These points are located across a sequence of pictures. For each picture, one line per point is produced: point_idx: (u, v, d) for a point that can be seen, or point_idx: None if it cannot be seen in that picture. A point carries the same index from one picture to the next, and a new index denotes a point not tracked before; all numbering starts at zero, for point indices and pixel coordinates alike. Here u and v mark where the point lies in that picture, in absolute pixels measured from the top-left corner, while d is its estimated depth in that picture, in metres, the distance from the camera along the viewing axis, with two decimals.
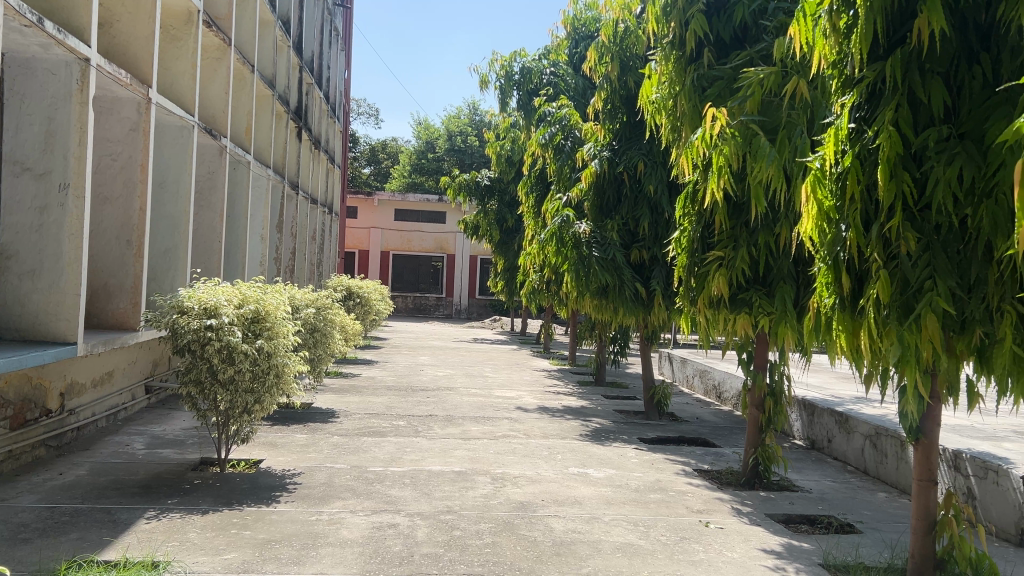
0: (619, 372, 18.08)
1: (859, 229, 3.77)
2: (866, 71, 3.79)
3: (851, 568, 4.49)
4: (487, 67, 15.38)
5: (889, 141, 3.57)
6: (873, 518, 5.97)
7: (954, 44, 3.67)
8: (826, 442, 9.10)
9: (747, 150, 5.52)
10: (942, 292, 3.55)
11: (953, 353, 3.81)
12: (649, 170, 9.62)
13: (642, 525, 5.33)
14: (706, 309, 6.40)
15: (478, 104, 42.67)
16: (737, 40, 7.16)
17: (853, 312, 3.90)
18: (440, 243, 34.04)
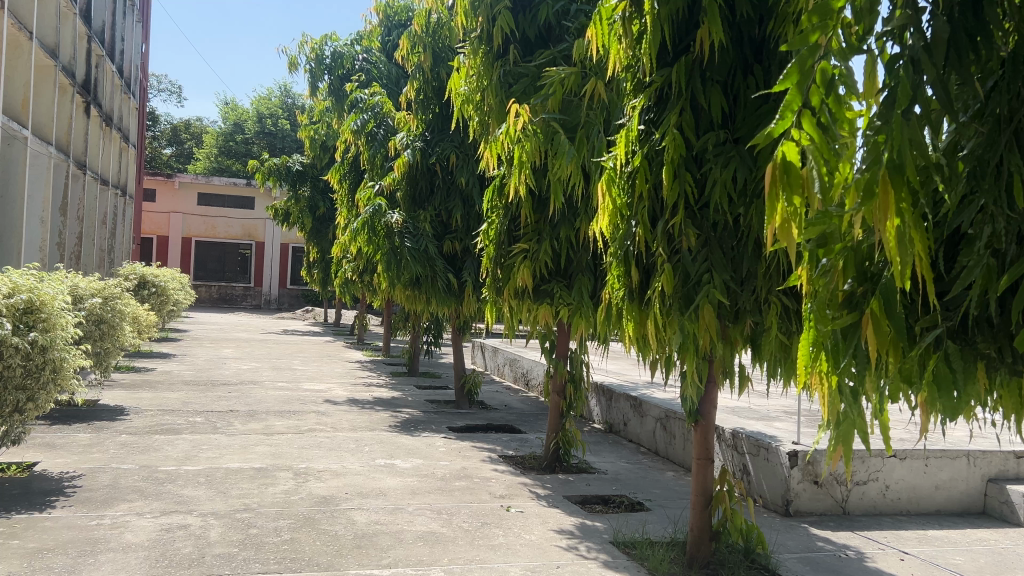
0: (432, 362, 18.17)
1: (647, 225, 4.00)
2: (655, 76, 4.02)
3: (638, 544, 4.77)
4: (297, 49, 14.88)
5: (674, 144, 3.80)
6: (660, 496, 6.38)
7: (731, 56, 3.98)
8: (622, 425, 9.60)
9: (548, 147, 5.72)
10: (717, 285, 3.88)
11: (728, 341, 4.19)
12: (461, 163, 9.74)
13: (444, 513, 5.39)
14: (511, 300, 6.57)
15: (290, 87, 41.28)
16: (541, 39, 7.35)
17: (639, 304, 4.12)
18: (247, 230, 32.64)
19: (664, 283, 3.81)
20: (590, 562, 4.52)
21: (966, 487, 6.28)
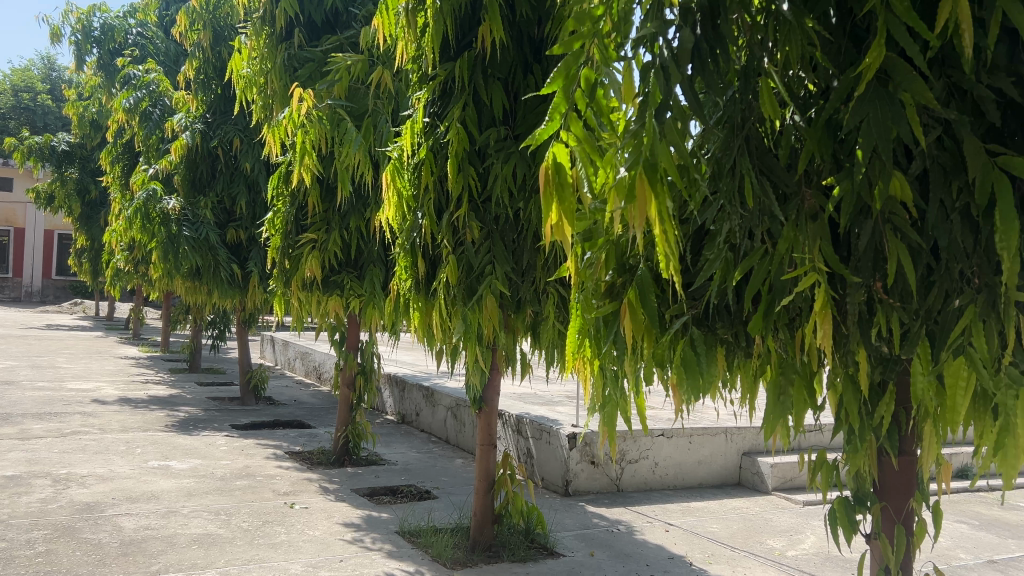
0: (217, 357, 17.30)
1: (432, 217, 4.02)
2: (438, 70, 4.06)
3: (423, 532, 4.82)
4: (60, 18, 13.61)
5: (458, 138, 3.86)
6: (447, 483, 6.48)
7: (511, 54, 4.11)
8: (414, 416, 9.65)
9: (335, 135, 5.62)
10: (499, 276, 3.99)
11: (511, 331, 4.35)
12: (245, 148, 9.32)
13: (223, 514, 5.18)
14: (298, 291, 6.41)
15: (55, 59, 37.67)
16: (328, 24, 7.20)
17: (425, 294, 4.14)
18: (4, 215, 29.37)
19: (449, 274, 3.86)
20: (374, 553, 4.52)
21: (724, 461, 6.87)
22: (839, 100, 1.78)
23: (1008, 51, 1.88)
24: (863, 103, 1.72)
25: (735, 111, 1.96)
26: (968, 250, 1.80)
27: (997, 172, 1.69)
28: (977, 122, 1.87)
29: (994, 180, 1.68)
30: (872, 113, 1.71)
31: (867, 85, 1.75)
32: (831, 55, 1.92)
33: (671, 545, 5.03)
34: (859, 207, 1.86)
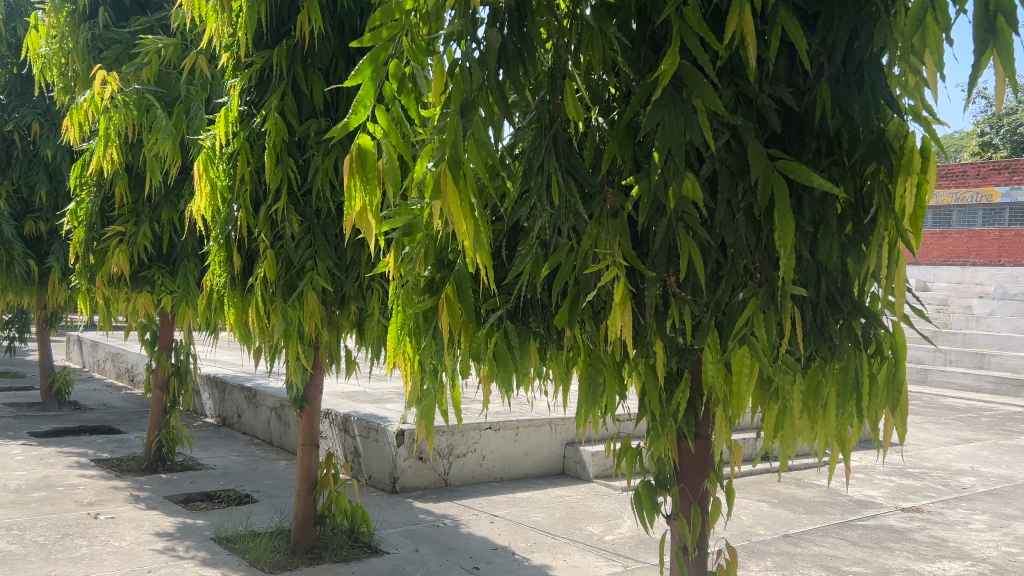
0: (15, 360, 15.88)
1: (248, 210, 3.87)
2: (255, 58, 3.91)
3: (240, 538, 4.65)
4: None
5: (276, 128, 3.74)
6: (269, 486, 6.28)
7: (332, 45, 4.02)
8: (235, 418, 9.27)
9: (143, 123, 5.29)
10: (320, 272, 3.90)
11: (336, 327, 4.27)
12: (46, 133, 8.58)
13: (15, 529, 4.78)
14: (104, 288, 6.00)
15: None
16: (138, 4, 6.77)
17: (242, 290, 3.98)
18: None
19: (267, 270, 3.73)
20: (186, 562, 4.32)
21: (549, 451, 7.06)
22: (638, 105, 1.87)
23: (786, 64, 2.06)
24: (659, 108, 1.82)
25: (542, 110, 2.02)
26: (751, 247, 1.96)
27: (777, 175, 1.84)
28: (761, 128, 2.03)
29: (774, 182, 1.82)
30: (666, 118, 1.81)
31: (663, 90, 1.85)
32: (632, 61, 2.01)
33: (496, 536, 5.12)
34: (655, 206, 1.98)
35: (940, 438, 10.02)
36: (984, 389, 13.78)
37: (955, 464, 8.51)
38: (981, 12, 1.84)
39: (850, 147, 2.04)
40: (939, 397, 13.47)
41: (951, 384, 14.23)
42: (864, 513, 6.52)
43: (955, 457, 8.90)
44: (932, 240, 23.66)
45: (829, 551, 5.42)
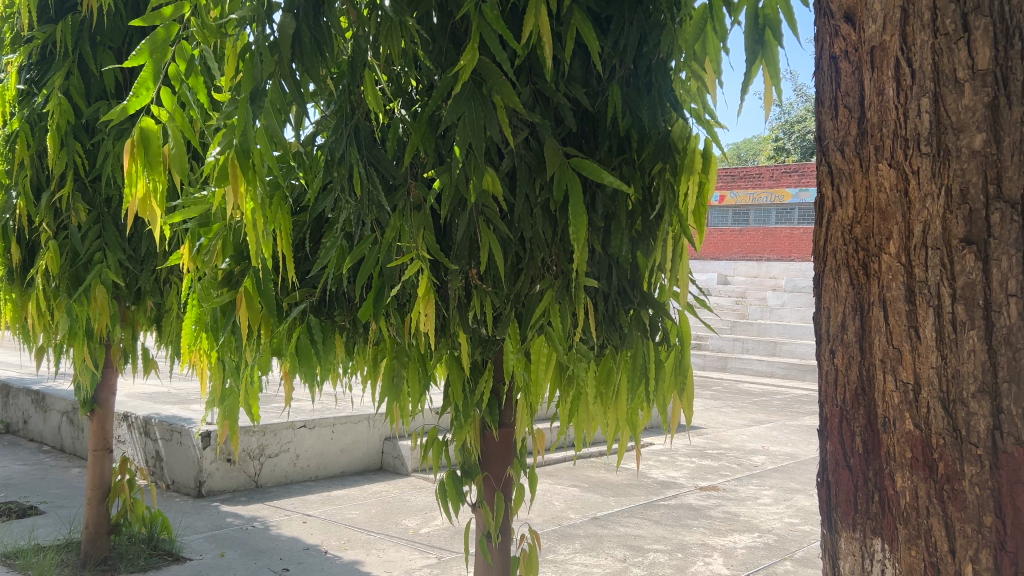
0: None
1: (28, 197, 3.55)
2: (35, 32, 3.59)
3: (21, 553, 4.29)
4: None
5: (59, 109, 3.43)
6: (58, 496, 5.83)
7: (123, 23, 3.76)
8: (21, 423, 8.50)
9: None
10: (110, 265, 3.62)
11: (130, 324, 4.05)
12: None
13: None
14: None
15: None
16: None
17: (21, 284, 3.67)
18: None
19: (48, 262, 3.44)
20: None
21: (366, 447, 6.97)
22: (439, 99, 1.88)
23: (582, 65, 2.14)
24: (460, 102, 1.84)
25: (342, 100, 2.00)
26: (549, 240, 2.04)
27: (571, 172, 1.91)
28: (557, 126, 2.11)
29: (568, 178, 1.89)
30: (467, 112, 1.83)
31: (463, 85, 1.87)
32: (433, 55, 2.03)
33: (307, 536, 5.01)
34: (457, 199, 2.00)
35: (736, 420, 10.80)
36: (776, 374, 15.00)
37: (748, 444, 9.20)
38: (750, 25, 2.00)
39: (639, 146, 2.17)
40: (737, 382, 14.54)
41: (748, 370, 15.39)
42: (666, 493, 6.92)
43: (748, 437, 9.63)
44: (732, 236, 25.46)
45: (633, 531, 5.71)
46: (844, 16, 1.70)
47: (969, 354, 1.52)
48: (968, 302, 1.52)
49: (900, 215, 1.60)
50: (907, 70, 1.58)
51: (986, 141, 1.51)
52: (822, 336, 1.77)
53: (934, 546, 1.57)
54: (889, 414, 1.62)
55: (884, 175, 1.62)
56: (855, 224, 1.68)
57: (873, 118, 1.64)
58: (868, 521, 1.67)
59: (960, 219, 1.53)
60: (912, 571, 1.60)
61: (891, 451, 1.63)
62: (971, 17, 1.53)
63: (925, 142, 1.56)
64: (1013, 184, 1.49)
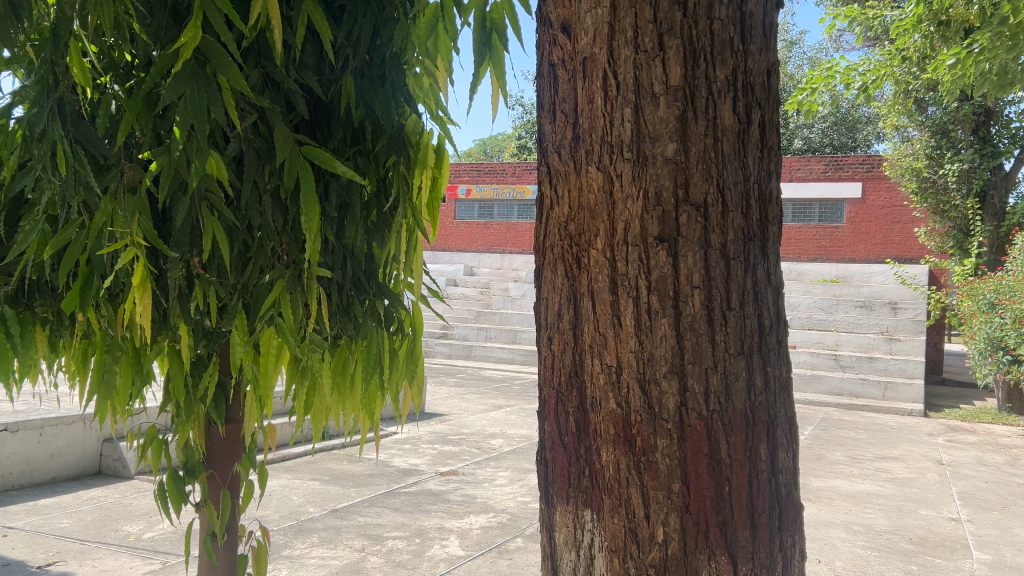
0: None
1: None
2: None
3: None
4: None
5: None
6: None
7: None
8: None
9: None
10: None
11: None
12: None
13: None
14: None
15: None
16: None
17: None
18: None
19: None
20: None
21: (81, 450, 6.39)
22: (156, 76, 1.76)
23: (314, 53, 2.11)
24: (180, 81, 1.73)
25: (43, 70, 1.83)
26: (278, 229, 2.00)
27: (301, 160, 1.88)
28: (288, 112, 2.07)
29: (299, 166, 1.85)
30: (188, 91, 1.74)
31: (184, 64, 1.77)
32: (151, 30, 1.91)
33: (8, 551, 4.51)
34: (177, 183, 1.90)
35: (477, 406, 11.21)
36: (516, 361, 15.80)
37: (488, 429, 9.56)
38: (478, 28, 2.09)
39: (372, 138, 2.18)
40: (480, 369, 15.11)
41: (491, 358, 16.02)
42: (407, 480, 7.03)
43: (489, 422, 10.00)
44: (475, 230, 25.38)
45: (372, 520, 5.73)
46: (560, 27, 1.83)
47: (661, 339, 1.71)
48: (662, 293, 1.71)
49: (606, 214, 1.75)
50: (613, 81, 1.74)
51: (676, 150, 1.70)
52: (541, 324, 1.89)
53: (632, 513, 1.74)
54: (597, 395, 1.77)
55: (593, 177, 1.76)
56: (569, 221, 1.82)
57: (584, 124, 1.78)
58: (579, 494, 1.82)
59: (655, 218, 1.71)
60: (615, 538, 1.76)
61: (598, 429, 1.78)
62: (665, 37, 1.70)
63: (627, 148, 1.72)
64: (698, 189, 1.71)
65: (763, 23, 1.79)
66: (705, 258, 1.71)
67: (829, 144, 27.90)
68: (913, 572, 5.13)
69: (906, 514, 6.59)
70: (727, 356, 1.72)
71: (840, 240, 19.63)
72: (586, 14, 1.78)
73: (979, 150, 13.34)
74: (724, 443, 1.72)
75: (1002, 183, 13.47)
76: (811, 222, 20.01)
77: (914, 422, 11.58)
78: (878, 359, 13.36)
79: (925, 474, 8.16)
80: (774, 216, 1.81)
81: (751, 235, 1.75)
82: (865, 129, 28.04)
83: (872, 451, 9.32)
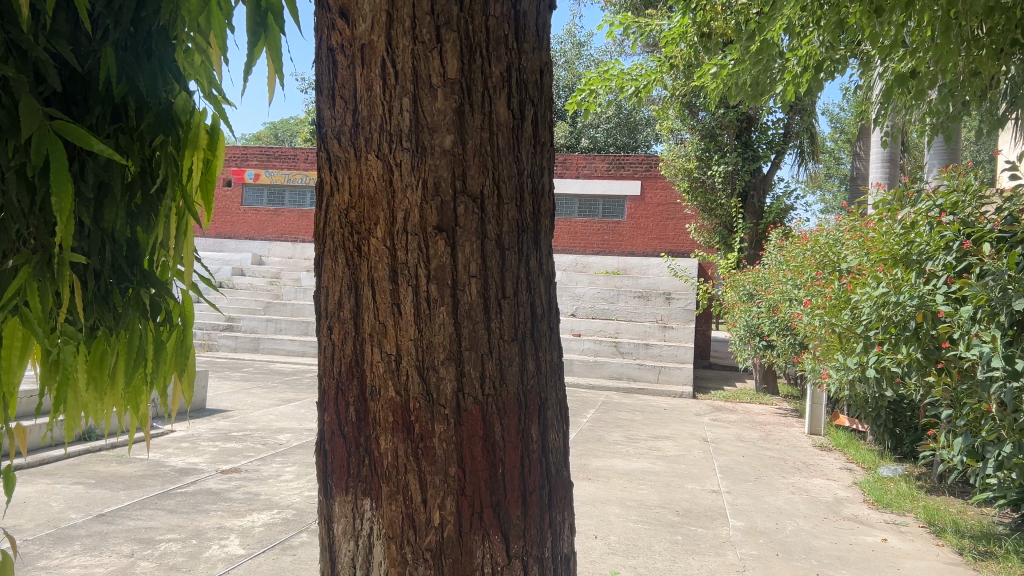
0: None
1: None
2: None
3: None
4: None
5: None
6: None
7: None
8: None
9: None
10: None
11: None
12: None
13: None
14: None
15: None
16: None
17: None
18: None
19: None
20: None
21: None
22: None
23: (68, 22, 1.95)
24: None
25: None
26: (23, 211, 1.83)
27: (52, 135, 1.72)
28: (37, 83, 1.90)
29: (48, 143, 1.69)
30: None
31: None
32: None
33: None
34: None
35: (265, 400, 10.81)
36: (307, 353, 15.44)
37: (275, 424, 9.26)
38: (254, 7, 2.02)
39: (136, 115, 2.05)
40: (269, 363, 14.60)
41: (280, 350, 15.54)
42: (184, 480, 6.66)
43: (276, 417, 9.67)
44: (266, 217, 23.59)
45: (143, 524, 5.38)
46: (339, 12, 1.81)
47: (439, 327, 1.74)
48: (439, 282, 1.74)
49: (385, 203, 1.76)
50: (391, 71, 1.74)
51: (454, 142, 1.74)
52: (321, 313, 1.86)
53: (410, 500, 1.76)
54: (375, 383, 1.78)
55: (373, 165, 1.76)
56: (350, 208, 1.80)
57: (363, 112, 1.77)
58: (358, 484, 1.81)
59: (434, 208, 1.74)
60: (392, 525, 1.77)
61: (377, 418, 1.78)
62: (442, 30, 1.73)
63: (406, 138, 1.74)
64: (474, 181, 1.75)
65: (536, 24, 1.88)
66: (480, 249, 1.76)
67: (613, 144, 29.38)
68: (678, 541, 5.55)
69: (675, 488, 7.12)
70: (502, 342, 1.78)
71: (620, 234, 20.79)
72: (364, 1, 1.77)
73: (741, 154, 14.61)
74: (498, 426, 1.78)
75: (760, 184, 14.84)
76: (596, 218, 21.01)
77: (684, 403, 12.50)
78: (654, 345, 14.24)
79: (691, 451, 8.85)
80: (546, 209, 1.91)
81: (524, 227, 1.83)
82: (645, 131, 29.82)
83: (646, 431, 9.97)
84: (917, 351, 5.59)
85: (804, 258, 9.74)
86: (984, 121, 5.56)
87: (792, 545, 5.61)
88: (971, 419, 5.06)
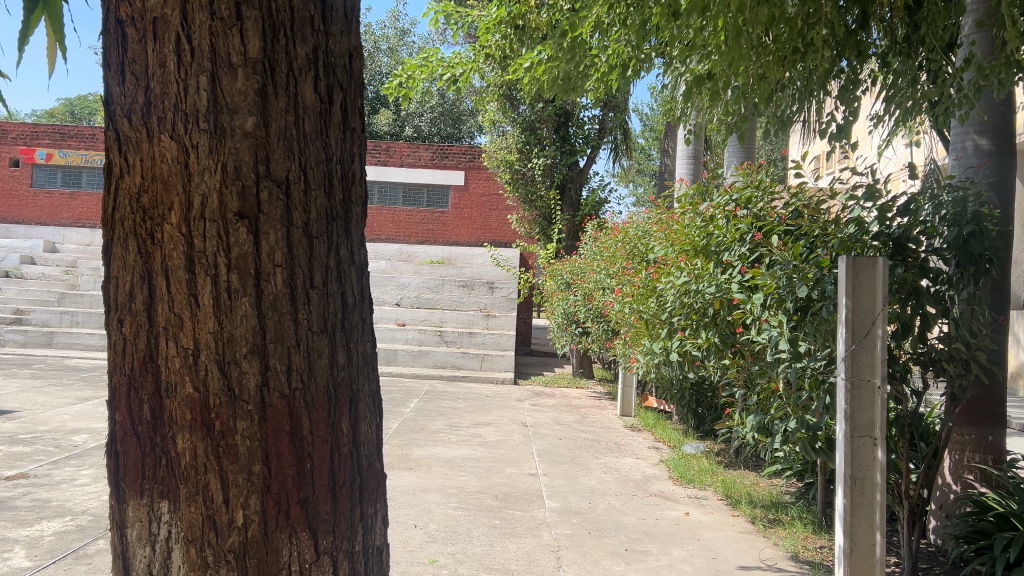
0: None
1: None
2: None
3: None
4: None
5: None
6: None
7: None
8: None
9: None
10: None
11: None
12: None
13: None
14: None
15: None
16: None
17: None
18: None
19: None
20: None
21: None
22: None
23: None
24: None
25: None
26: None
27: None
28: None
29: None
30: None
31: None
32: None
33: None
34: None
35: (58, 399, 9.98)
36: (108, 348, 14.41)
37: (70, 424, 8.56)
38: None
39: None
40: (64, 359, 13.50)
41: (77, 345, 14.44)
42: None
43: (71, 417, 8.95)
44: (61, 201, 21.72)
45: None
46: None
47: (242, 319, 1.67)
48: (242, 271, 1.66)
49: (181, 186, 1.65)
50: (187, 47, 1.64)
51: (256, 125, 1.66)
52: (109, 304, 1.73)
53: (210, 500, 1.67)
54: (172, 379, 1.67)
55: (167, 146, 1.65)
56: (142, 192, 1.68)
57: (156, 90, 1.66)
58: (154, 486, 1.70)
59: (235, 194, 1.65)
60: (191, 528, 1.68)
61: (173, 416, 1.68)
62: (243, 7, 1.65)
63: (203, 119, 1.64)
64: (279, 166, 1.68)
65: (344, 6, 1.83)
66: (286, 237, 1.69)
67: (437, 135, 29.34)
68: (495, 526, 5.65)
69: (494, 473, 7.25)
70: (310, 335, 1.73)
71: (445, 224, 20.87)
72: None
73: (559, 147, 15.05)
74: (307, 421, 1.73)
75: (577, 177, 15.35)
76: (420, 207, 20.93)
77: (505, 390, 12.74)
78: (477, 333, 14.41)
79: (511, 436, 9.04)
80: (356, 197, 1.87)
81: (334, 215, 1.78)
82: (469, 122, 30.01)
83: (468, 418, 10.08)
84: (715, 335, 6.07)
85: (616, 249, 10.18)
86: (773, 123, 6.02)
87: (603, 522, 5.86)
88: (762, 397, 5.61)
